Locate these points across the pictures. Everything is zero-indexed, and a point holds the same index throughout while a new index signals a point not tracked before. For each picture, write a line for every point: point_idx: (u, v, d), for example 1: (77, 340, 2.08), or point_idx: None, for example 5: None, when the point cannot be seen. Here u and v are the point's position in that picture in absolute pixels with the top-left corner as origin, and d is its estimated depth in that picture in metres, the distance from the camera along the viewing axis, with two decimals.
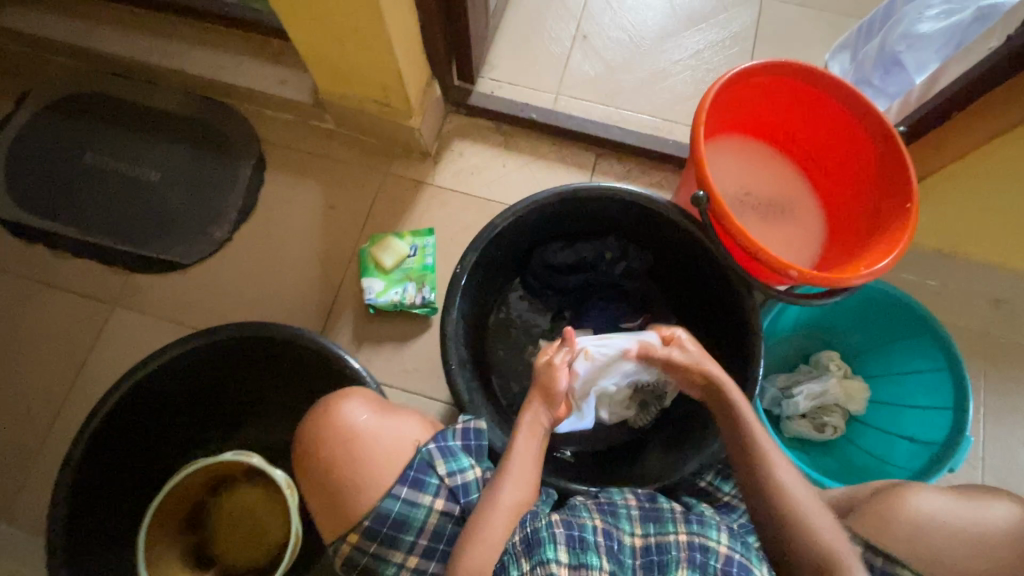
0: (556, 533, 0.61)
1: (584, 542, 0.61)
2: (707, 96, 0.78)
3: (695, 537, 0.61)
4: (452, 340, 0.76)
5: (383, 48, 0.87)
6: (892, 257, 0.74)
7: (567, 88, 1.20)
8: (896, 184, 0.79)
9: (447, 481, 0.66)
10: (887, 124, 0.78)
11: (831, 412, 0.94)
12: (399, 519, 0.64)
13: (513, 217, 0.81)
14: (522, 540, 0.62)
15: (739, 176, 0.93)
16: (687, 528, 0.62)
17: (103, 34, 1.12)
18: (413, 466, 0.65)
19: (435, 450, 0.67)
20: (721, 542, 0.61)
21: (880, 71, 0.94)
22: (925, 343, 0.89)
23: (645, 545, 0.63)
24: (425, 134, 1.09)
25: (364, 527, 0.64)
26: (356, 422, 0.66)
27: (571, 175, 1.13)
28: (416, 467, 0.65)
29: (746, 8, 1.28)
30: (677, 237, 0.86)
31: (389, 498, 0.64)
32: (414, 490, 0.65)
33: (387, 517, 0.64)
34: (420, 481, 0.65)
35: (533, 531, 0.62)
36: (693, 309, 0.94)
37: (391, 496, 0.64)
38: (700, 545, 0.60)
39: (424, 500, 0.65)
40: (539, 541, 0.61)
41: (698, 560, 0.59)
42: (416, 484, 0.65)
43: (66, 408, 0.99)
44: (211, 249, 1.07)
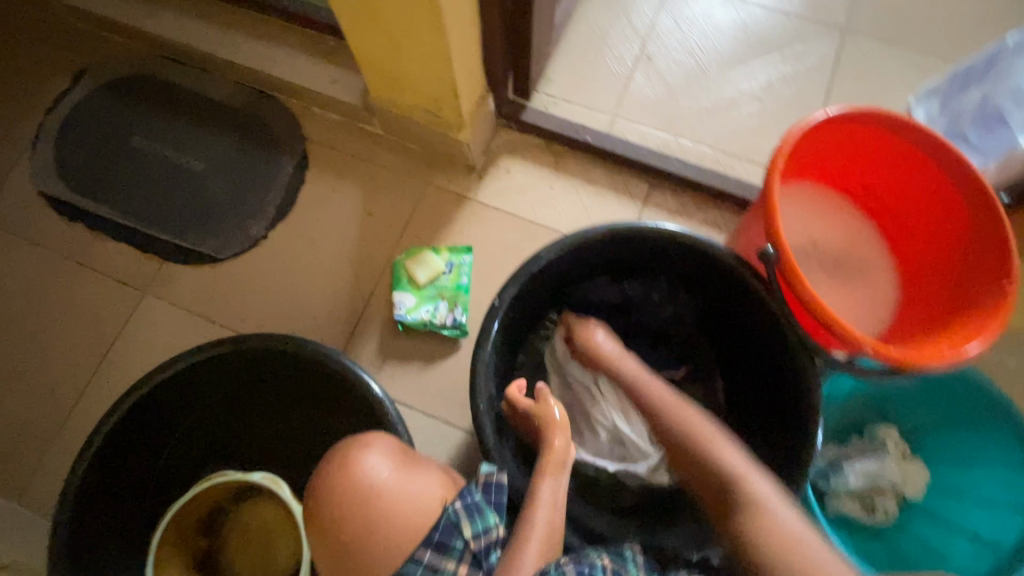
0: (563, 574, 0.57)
1: None
2: (787, 142, 0.71)
3: None
4: (483, 377, 0.71)
5: (441, 59, 0.83)
6: (981, 340, 0.66)
7: (625, 110, 1.15)
8: (991, 258, 0.71)
9: (472, 544, 0.60)
10: (988, 190, 0.71)
11: (884, 494, 0.85)
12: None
13: (559, 251, 0.76)
14: None
15: (807, 227, 0.86)
16: None
17: (162, 18, 1.11)
18: (439, 527, 0.60)
19: (461, 510, 0.61)
20: None
21: (980, 126, 0.86)
22: (1002, 433, 0.80)
23: None
24: (473, 147, 1.04)
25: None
26: (377, 478, 0.61)
27: (621, 204, 1.07)
28: (442, 530, 0.60)
29: (825, 41, 1.20)
30: (734, 289, 0.79)
31: (411, 562, 0.59)
32: (438, 554, 0.59)
33: None
34: (445, 544, 0.59)
35: None
36: (740, 365, 0.87)
37: (413, 560, 0.59)
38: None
39: (448, 566, 0.59)
40: None
41: None
42: (440, 548, 0.59)
43: (87, 393, 0.98)
44: (245, 246, 1.05)
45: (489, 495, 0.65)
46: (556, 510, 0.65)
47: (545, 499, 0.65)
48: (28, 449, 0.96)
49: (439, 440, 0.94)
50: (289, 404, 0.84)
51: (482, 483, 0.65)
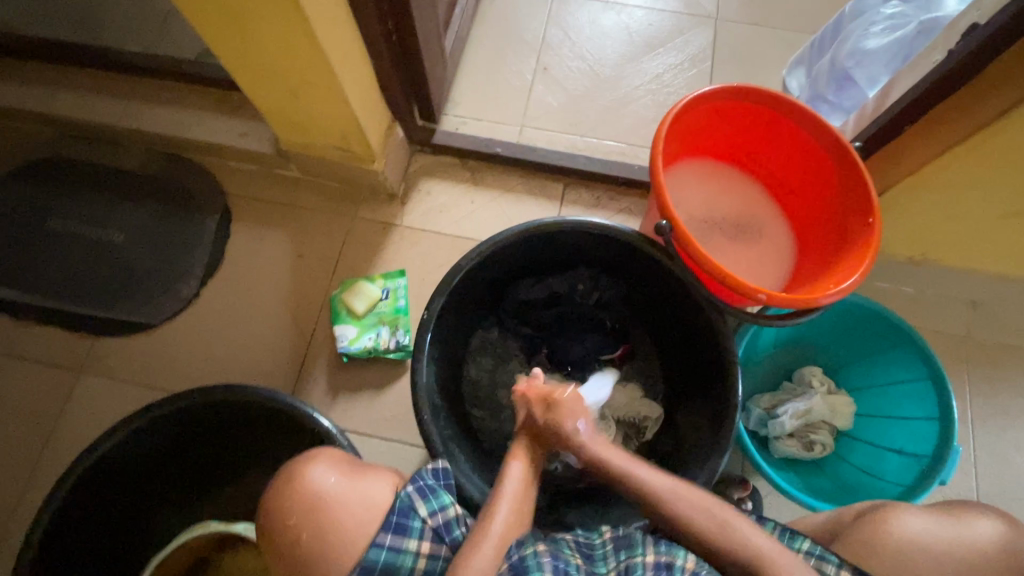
0: (543, 562, 0.59)
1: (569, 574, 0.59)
2: (664, 124, 0.77)
3: (661, 556, 0.60)
4: (423, 390, 0.73)
5: (337, 97, 0.87)
6: (860, 273, 0.73)
7: (531, 119, 1.21)
8: (858, 200, 0.79)
9: (431, 522, 0.63)
10: (843, 140, 0.79)
11: (818, 429, 0.92)
12: (386, 567, 0.61)
13: (478, 257, 0.79)
14: (509, 568, 0.59)
15: (704, 199, 0.93)
16: (654, 549, 0.61)
17: (61, 98, 1.11)
18: (394, 511, 0.62)
19: (414, 493, 0.63)
20: (687, 558, 0.60)
21: (833, 86, 0.96)
22: (906, 353, 0.87)
23: None
24: (390, 176, 1.08)
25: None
26: (324, 487, 0.64)
27: (540, 206, 1.13)
28: (398, 513, 0.62)
29: (701, 30, 1.30)
30: (645, 265, 0.84)
31: (373, 548, 0.61)
32: (398, 536, 0.62)
33: (373, 568, 0.60)
34: (403, 526, 0.62)
35: (520, 558, 0.60)
36: (668, 335, 0.92)
37: (375, 546, 0.61)
38: (667, 565, 0.59)
39: (410, 546, 0.62)
40: (525, 569, 0.58)
41: None
42: (399, 530, 0.62)
43: (31, 484, 0.95)
44: (179, 307, 1.05)
45: (439, 480, 0.67)
46: (525, 483, 0.68)
47: (515, 475, 0.68)
48: None
49: (400, 461, 0.96)
50: (242, 455, 0.84)
51: (432, 470, 0.67)
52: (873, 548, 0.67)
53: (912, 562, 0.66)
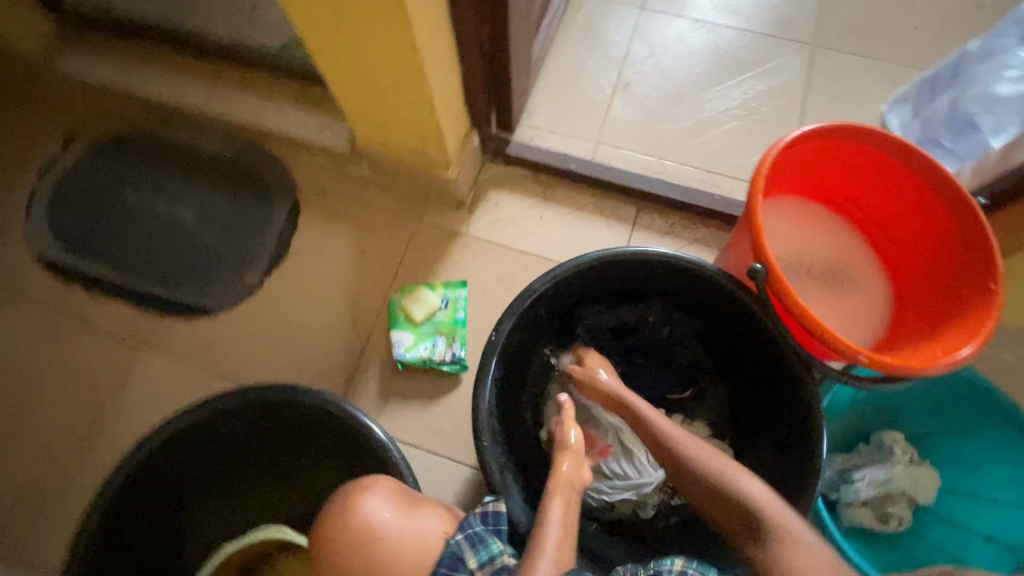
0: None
1: None
2: (766, 160, 0.72)
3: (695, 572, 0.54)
4: (484, 414, 0.71)
5: (424, 102, 0.86)
6: (976, 342, 0.67)
7: (607, 136, 1.17)
8: (977, 262, 0.72)
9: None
10: (965, 194, 0.72)
11: (896, 502, 0.84)
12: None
13: (553, 281, 0.76)
14: None
15: (796, 241, 0.87)
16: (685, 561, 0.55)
17: (159, 83, 1.17)
18: (443, 562, 0.59)
19: (463, 541, 0.60)
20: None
21: (952, 131, 0.88)
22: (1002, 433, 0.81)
23: None
24: (461, 184, 1.06)
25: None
26: (377, 523, 0.60)
27: (610, 228, 1.09)
28: (446, 565, 0.59)
29: (796, 56, 1.23)
30: (728, 306, 0.79)
31: None
32: None
33: None
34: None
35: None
36: (742, 382, 0.87)
37: None
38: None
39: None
40: None
41: None
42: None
43: (86, 456, 0.97)
44: (242, 295, 1.06)
45: (489, 523, 0.63)
46: (566, 533, 0.61)
47: (555, 520, 0.62)
48: (27, 516, 0.94)
49: (445, 478, 0.93)
50: (294, 455, 0.83)
51: (482, 512, 0.64)
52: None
53: None
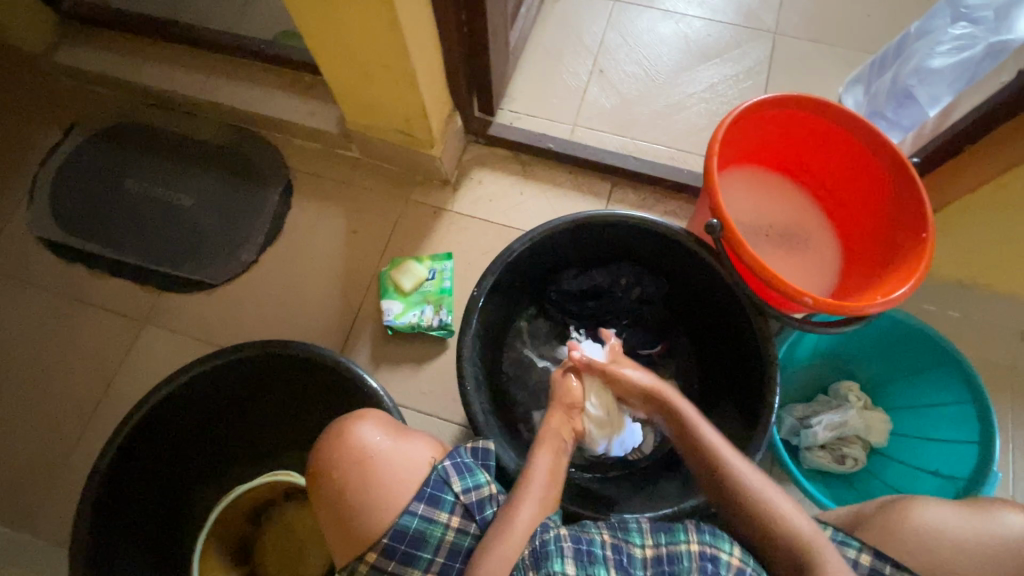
0: (565, 547, 0.59)
1: (592, 556, 0.59)
2: (721, 126, 0.79)
3: (707, 547, 0.59)
4: (468, 362, 0.76)
5: (408, 83, 0.92)
6: (910, 285, 0.74)
7: (584, 119, 1.25)
8: (912, 215, 0.79)
9: (463, 498, 0.65)
10: (900, 155, 0.79)
11: (851, 444, 0.91)
12: (417, 534, 0.63)
13: (529, 242, 0.82)
14: (530, 554, 0.59)
15: (753, 207, 0.94)
16: (699, 537, 0.60)
17: (148, 70, 1.20)
18: (430, 483, 0.65)
19: (450, 467, 0.66)
20: (733, 554, 0.59)
21: (893, 104, 0.97)
22: (946, 375, 0.86)
23: (656, 555, 0.60)
24: (445, 163, 1.13)
25: (383, 546, 0.63)
26: (371, 444, 0.65)
27: (587, 203, 1.16)
28: (433, 484, 0.65)
29: (759, 43, 1.32)
30: (691, 264, 0.86)
31: (406, 514, 0.63)
32: (431, 507, 0.64)
33: (405, 534, 0.63)
34: (436, 498, 0.64)
35: (541, 543, 0.59)
36: (707, 337, 0.93)
37: (408, 513, 0.63)
38: (710, 556, 0.58)
39: (441, 517, 0.64)
40: (547, 554, 0.58)
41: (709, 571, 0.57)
42: (432, 501, 0.64)
43: (91, 424, 1.02)
44: (238, 270, 1.11)
45: (477, 458, 0.69)
46: (551, 481, 0.67)
47: (541, 469, 0.68)
48: (35, 481, 0.99)
49: (434, 434, 0.99)
50: (291, 409, 0.88)
51: (471, 448, 0.70)
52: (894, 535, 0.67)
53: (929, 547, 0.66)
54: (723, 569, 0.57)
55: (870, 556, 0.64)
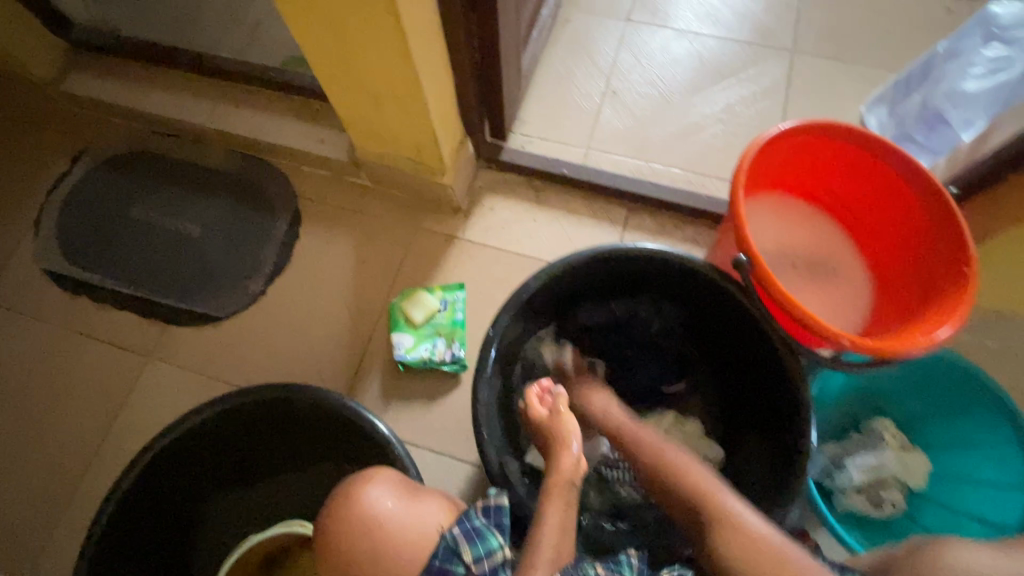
0: None
1: None
2: (746, 155, 0.76)
3: None
4: (484, 407, 0.73)
5: (419, 111, 0.90)
6: (952, 325, 0.69)
7: (597, 142, 1.22)
8: (950, 249, 0.75)
9: (474, 568, 0.59)
10: (937, 186, 0.75)
11: (889, 487, 0.86)
12: None
13: (546, 277, 0.79)
14: None
15: (779, 236, 0.91)
16: None
17: (155, 97, 1.18)
18: (438, 554, 0.60)
19: (459, 536, 0.60)
20: None
21: (924, 127, 0.94)
22: (989, 415, 0.81)
23: None
24: (457, 190, 1.10)
25: None
26: (381, 510, 0.62)
27: (602, 230, 1.12)
28: (441, 556, 0.60)
29: (776, 62, 1.28)
30: (715, 298, 0.82)
31: None
32: None
33: None
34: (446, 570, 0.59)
35: None
36: (733, 371, 0.89)
37: None
38: None
39: None
40: None
41: None
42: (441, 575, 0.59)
43: (94, 464, 0.99)
44: (245, 302, 1.08)
45: (489, 517, 0.63)
46: (561, 534, 0.62)
47: (551, 524, 0.62)
48: (37, 524, 0.96)
49: (447, 475, 0.95)
50: (299, 452, 0.85)
51: (483, 507, 0.64)
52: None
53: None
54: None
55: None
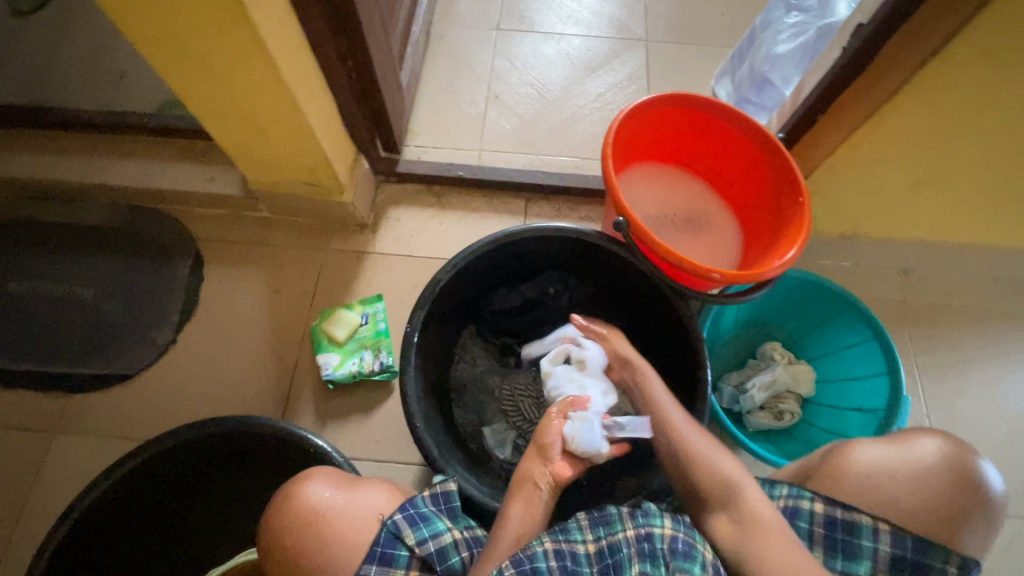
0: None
1: (534, 573, 0.57)
2: (609, 130, 0.86)
3: (642, 528, 0.60)
4: (413, 398, 0.76)
5: (305, 134, 0.92)
6: (798, 245, 0.82)
7: (488, 143, 1.29)
8: (788, 185, 0.88)
9: (419, 551, 0.62)
10: (767, 134, 0.89)
11: (786, 399, 0.98)
12: None
13: (454, 269, 0.83)
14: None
15: (655, 199, 1.02)
16: (633, 523, 0.61)
17: (20, 161, 1.12)
18: (381, 541, 0.62)
19: (403, 521, 0.63)
20: (666, 525, 0.60)
21: (755, 89, 1.08)
22: (851, 319, 0.95)
23: (599, 549, 0.61)
24: (359, 206, 1.13)
25: None
26: (319, 504, 0.64)
27: (506, 222, 1.19)
28: (384, 542, 0.62)
29: (634, 51, 1.43)
30: (610, 261, 0.90)
31: None
32: (385, 567, 0.61)
33: None
34: (389, 556, 0.62)
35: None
36: (639, 327, 0.97)
37: None
38: (647, 535, 0.59)
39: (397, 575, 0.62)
40: None
41: (647, 551, 0.58)
42: (385, 560, 0.61)
43: (7, 557, 0.91)
44: (155, 354, 1.04)
45: (437, 505, 0.68)
46: (532, 510, 0.67)
47: (518, 505, 0.67)
48: None
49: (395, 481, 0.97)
50: (235, 488, 0.84)
51: (430, 494, 0.68)
52: (838, 482, 0.70)
53: (877, 488, 0.69)
54: (659, 543, 0.59)
55: (823, 503, 0.69)
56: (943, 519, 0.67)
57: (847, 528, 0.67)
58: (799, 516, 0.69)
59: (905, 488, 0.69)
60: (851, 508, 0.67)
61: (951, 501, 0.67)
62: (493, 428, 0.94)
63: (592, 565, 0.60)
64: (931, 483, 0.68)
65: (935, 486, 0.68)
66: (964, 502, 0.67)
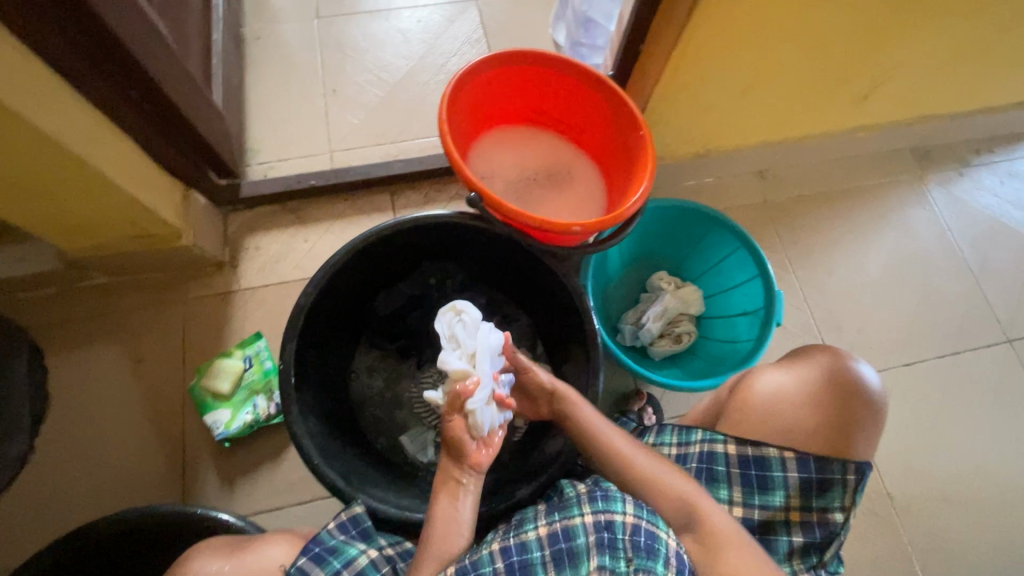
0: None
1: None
2: (441, 105, 0.81)
3: (600, 514, 0.60)
4: (305, 437, 0.70)
5: (108, 190, 0.80)
6: (648, 179, 0.83)
7: (338, 143, 1.21)
8: (629, 121, 0.89)
9: None
10: (598, 75, 0.89)
11: (679, 322, 1.03)
12: None
13: (316, 289, 0.75)
14: None
15: (511, 163, 1.00)
16: (592, 507, 0.61)
17: None
18: None
19: (310, 562, 0.62)
20: (627, 511, 0.60)
21: (583, 30, 1.07)
22: (720, 232, 0.99)
23: (551, 532, 0.60)
24: (207, 246, 1.02)
25: None
26: None
27: (376, 221, 1.14)
28: None
29: (467, 13, 1.37)
30: (479, 237, 0.87)
31: None
32: None
33: None
34: None
35: None
36: (525, 295, 0.96)
37: None
38: (607, 523, 0.59)
39: None
40: None
41: (605, 540, 0.58)
42: None
43: None
44: (13, 469, 0.91)
45: (347, 532, 0.65)
46: (454, 513, 0.66)
47: (439, 510, 0.66)
48: None
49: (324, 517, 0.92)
50: None
51: (336, 524, 0.66)
52: (745, 411, 0.76)
53: (780, 412, 0.74)
54: (620, 533, 0.59)
55: (734, 444, 0.73)
56: (837, 428, 0.72)
57: (759, 463, 0.72)
58: (715, 460, 0.74)
59: (802, 410, 0.74)
60: (759, 443, 0.72)
61: (844, 412, 0.73)
62: (409, 434, 0.93)
63: (544, 550, 0.60)
64: (829, 402, 0.73)
65: (828, 405, 0.73)
66: (855, 412, 0.72)
